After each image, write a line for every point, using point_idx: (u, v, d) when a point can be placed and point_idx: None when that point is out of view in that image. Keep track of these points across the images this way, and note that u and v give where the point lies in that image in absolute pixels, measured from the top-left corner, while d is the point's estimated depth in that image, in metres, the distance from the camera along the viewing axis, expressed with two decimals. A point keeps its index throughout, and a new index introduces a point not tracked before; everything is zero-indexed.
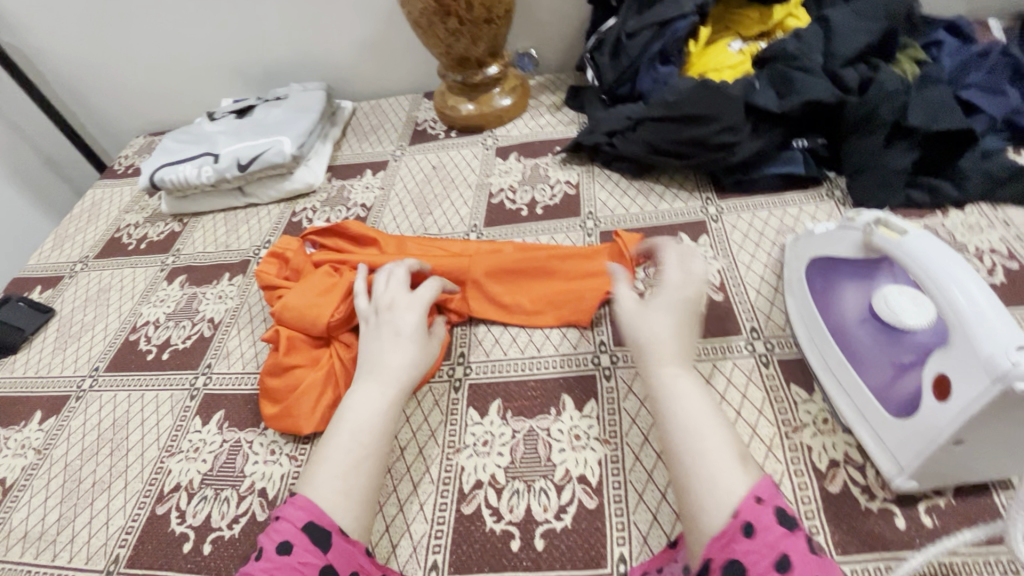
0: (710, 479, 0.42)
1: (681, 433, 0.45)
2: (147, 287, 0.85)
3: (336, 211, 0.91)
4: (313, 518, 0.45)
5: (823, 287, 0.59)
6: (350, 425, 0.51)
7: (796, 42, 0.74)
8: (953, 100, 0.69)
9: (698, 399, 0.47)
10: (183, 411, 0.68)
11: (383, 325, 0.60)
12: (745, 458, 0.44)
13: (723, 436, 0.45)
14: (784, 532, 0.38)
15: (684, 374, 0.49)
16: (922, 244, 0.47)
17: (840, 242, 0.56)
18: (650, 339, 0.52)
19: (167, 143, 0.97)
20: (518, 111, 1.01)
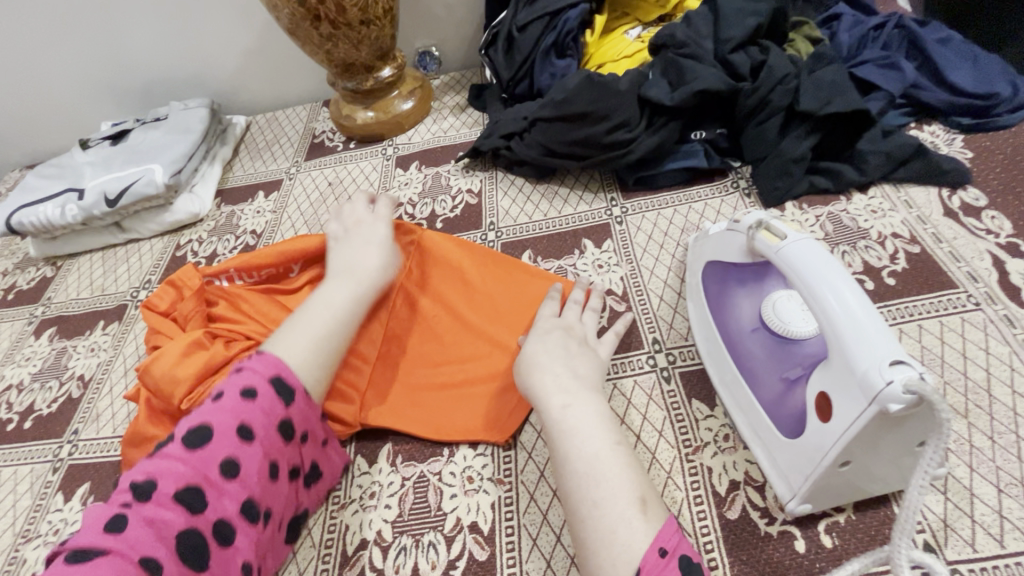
0: (609, 533, 0.39)
1: (581, 479, 0.41)
2: (12, 345, 0.77)
3: (224, 240, 0.84)
4: (281, 373, 0.49)
5: (717, 293, 0.55)
6: (321, 302, 0.56)
7: (685, 28, 0.69)
8: (848, 78, 0.66)
9: (596, 430, 0.44)
10: (44, 487, 0.61)
11: (353, 237, 0.66)
12: (648, 502, 0.40)
13: (624, 480, 0.41)
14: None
15: (577, 405, 0.46)
16: (801, 251, 0.43)
17: (729, 247, 0.52)
18: (535, 368, 0.50)
19: (29, 180, 0.88)
20: (420, 115, 0.94)
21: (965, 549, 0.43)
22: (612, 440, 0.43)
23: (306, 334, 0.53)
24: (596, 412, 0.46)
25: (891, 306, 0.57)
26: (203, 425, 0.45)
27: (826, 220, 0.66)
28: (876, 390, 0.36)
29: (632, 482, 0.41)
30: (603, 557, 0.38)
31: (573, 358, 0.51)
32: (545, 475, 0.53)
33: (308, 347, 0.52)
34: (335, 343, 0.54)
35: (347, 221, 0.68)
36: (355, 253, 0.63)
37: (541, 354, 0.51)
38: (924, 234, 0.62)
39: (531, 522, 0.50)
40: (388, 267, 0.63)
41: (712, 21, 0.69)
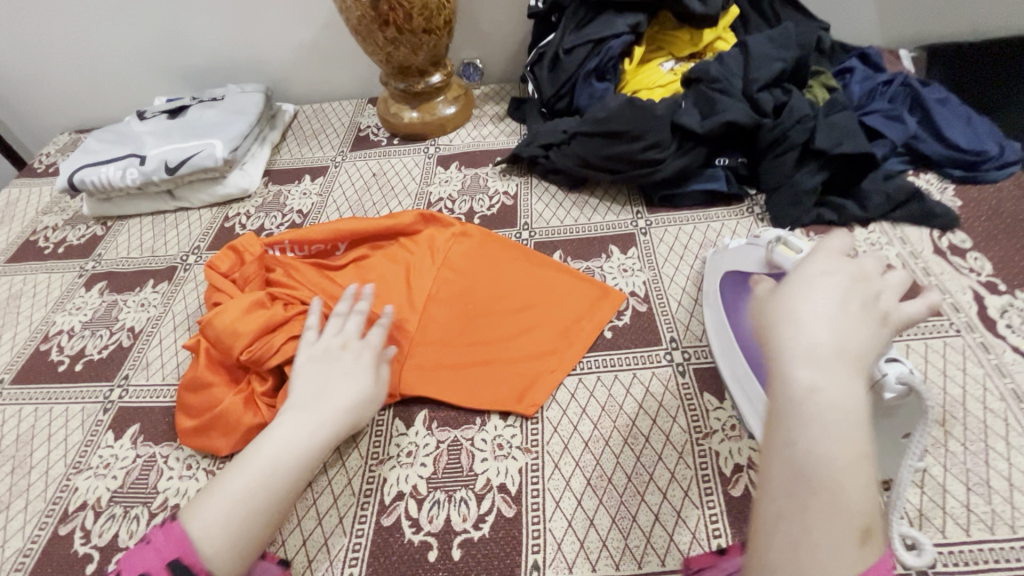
0: (795, 555, 0.27)
1: (789, 475, 0.29)
2: (62, 294, 0.81)
3: (271, 216, 0.89)
4: (179, 555, 0.42)
5: (733, 301, 0.62)
6: (261, 460, 0.48)
7: (717, 66, 0.77)
8: (858, 125, 0.74)
9: (856, 428, 0.29)
10: (95, 425, 0.65)
11: (332, 362, 0.57)
12: (874, 532, 0.27)
13: (852, 499, 0.28)
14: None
15: (830, 388, 0.29)
16: (833, 258, 0.35)
17: (748, 258, 0.62)
18: (790, 320, 0.32)
19: (89, 143, 0.93)
20: (461, 120, 1.01)
21: (937, 534, 0.49)
22: (865, 444, 0.28)
23: (226, 513, 0.45)
24: (857, 407, 0.29)
25: None
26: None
27: None
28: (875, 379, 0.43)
29: (868, 498, 0.28)
30: (774, 566, 0.28)
31: (847, 326, 0.31)
32: (569, 447, 0.58)
33: (227, 529, 0.44)
34: (262, 518, 0.46)
35: (331, 342, 0.58)
36: (324, 386, 0.54)
37: (805, 306, 0.32)
38: (916, 267, 0.70)
39: (555, 487, 0.56)
40: (358, 404, 0.54)
41: (742, 62, 0.77)
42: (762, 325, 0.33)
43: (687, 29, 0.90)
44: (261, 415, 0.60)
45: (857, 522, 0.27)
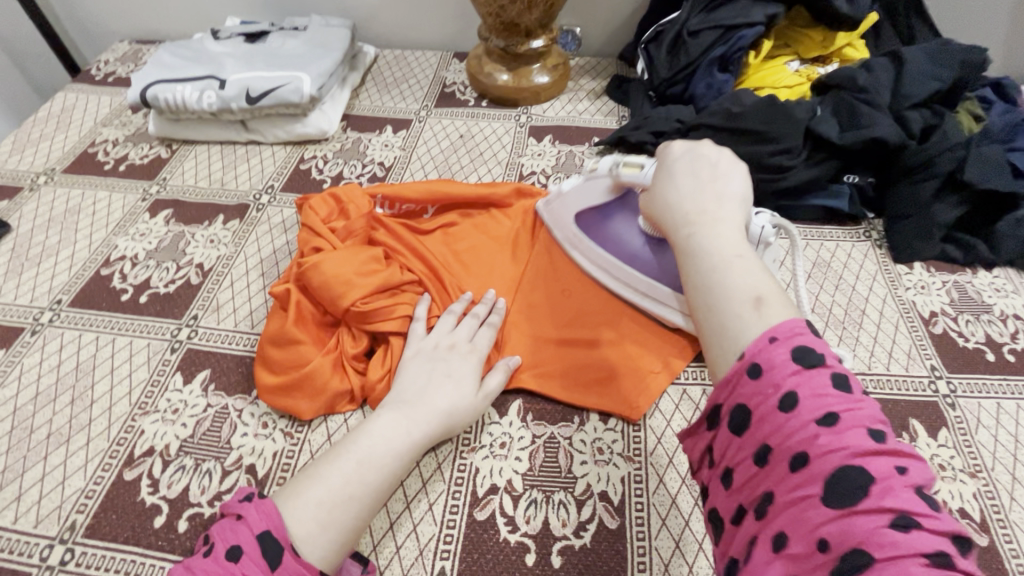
0: (719, 326, 0.37)
1: (696, 287, 0.40)
2: (124, 217, 0.75)
3: (350, 164, 0.83)
4: (270, 527, 0.40)
5: (594, 233, 0.67)
6: (360, 448, 0.47)
7: (866, 75, 0.73)
8: (1005, 162, 0.69)
9: (724, 239, 0.41)
10: (162, 365, 0.60)
11: (439, 361, 0.55)
12: (767, 299, 0.37)
13: (736, 280, 0.38)
14: (798, 370, 0.32)
15: (699, 232, 0.42)
16: (679, 152, 0.50)
17: (591, 194, 0.65)
18: (663, 210, 0.47)
19: (163, 57, 0.87)
20: (556, 91, 0.95)
21: None
22: (740, 250, 0.40)
23: (319, 495, 0.43)
24: (725, 232, 0.42)
25: (1009, 380, 0.60)
26: (234, 547, 0.39)
27: (952, 287, 0.68)
28: (760, 233, 0.55)
29: (757, 281, 0.38)
30: (715, 346, 0.37)
31: (705, 186, 0.46)
32: (674, 462, 0.54)
33: (318, 516, 0.42)
34: (353, 511, 0.44)
35: (439, 339, 0.57)
36: (428, 384, 0.53)
37: (673, 194, 0.47)
38: None
39: (661, 503, 0.52)
40: (457, 409, 0.52)
41: (893, 73, 0.73)
42: (658, 216, 0.48)
43: (821, 29, 0.83)
44: (348, 381, 0.56)
45: (747, 294, 0.37)
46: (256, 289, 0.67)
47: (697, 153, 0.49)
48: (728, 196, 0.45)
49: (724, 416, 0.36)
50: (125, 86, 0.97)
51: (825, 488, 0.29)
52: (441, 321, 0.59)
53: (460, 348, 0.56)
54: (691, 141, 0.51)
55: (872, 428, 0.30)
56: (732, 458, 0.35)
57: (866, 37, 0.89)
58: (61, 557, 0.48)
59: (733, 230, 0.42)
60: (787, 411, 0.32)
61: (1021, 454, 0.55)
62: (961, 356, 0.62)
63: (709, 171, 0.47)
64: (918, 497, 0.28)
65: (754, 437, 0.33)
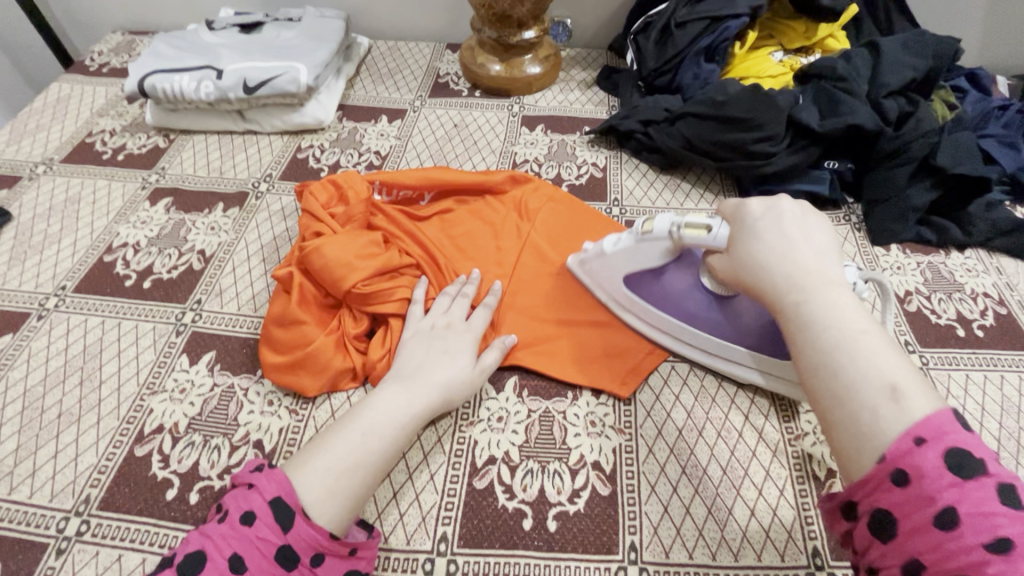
0: (850, 418, 0.35)
1: (816, 370, 0.37)
2: (125, 206, 0.76)
3: (347, 153, 0.85)
4: (281, 494, 0.43)
5: (651, 295, 0.62)
6: (364, 421, 0.49)
7: (845, 65, 0.76)
8: (977, 148, 0.72)
9: (842, 312, 0.39)
10: (168, 347, 0.62)
11: (436, 340, 0.57)
12: (904, 388, 0.35)
13: (866, 366, 0.36)
14: (956, 482, 0.31)
15: (810, 301, 0.40)
16: (761, 211, 0.48)
17: (645, 256, 0.60)
18: (755, 270, 0.45)
19: (159, 47, 0.87)
20: (547, 82, 0.97)
21: None
22: (862, 325, 0.38)
23: (327, 464, 0.46)
24: (841, 304, 0.39)
25: (978, 354, 0.64)
26: (248, 512, 0.42)
27: (926, 268, 0.72)
28: (852, 290, 0.49)
29: (889, 366, 0.36)
30: (844, 437, 0.35)
31: (801, 248, 0.44)
32: (663, 433, 0.57)
33: (327, 482, 0.45)
34: (359, 477, 0.46)
35: (436, 320, 0.59)
36: (427, 361, 0.55)
37: (765, 255, 0.45)
38: (1011, 299, 0.69)
39: (650, 470, 0.55)
40: (456, 384, 0.54)
41: (871, 63, 0.76)
42: (741, 273, 0.47)
43: (803, 21, 0.86)
44: (350, 359, 0.59)
45: (881, 382, 0.35)
46: (258, 274, 0.69)
47: (777, 212, 0.47)
48: (824, 256, 0.44)
49: (861, 515, 0.34)
50: (119, 76, 0.97)
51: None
52: (438, 302, 0.61)
53: (456, 328, 0.59)
54: (769, 197, 0.49)
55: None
56: (876, 559, 0.33)
57: (847, 29, 0.92)
58: (77, 528, 0.50)
59: (845, 297, 0.40)
60: (945, 527, 0.30)
61: (987, 421, 0.59)
62: (934, 332, 0.66)
63: (798, 228, 0.45)
64: None
65: (899, 545, 0.32)
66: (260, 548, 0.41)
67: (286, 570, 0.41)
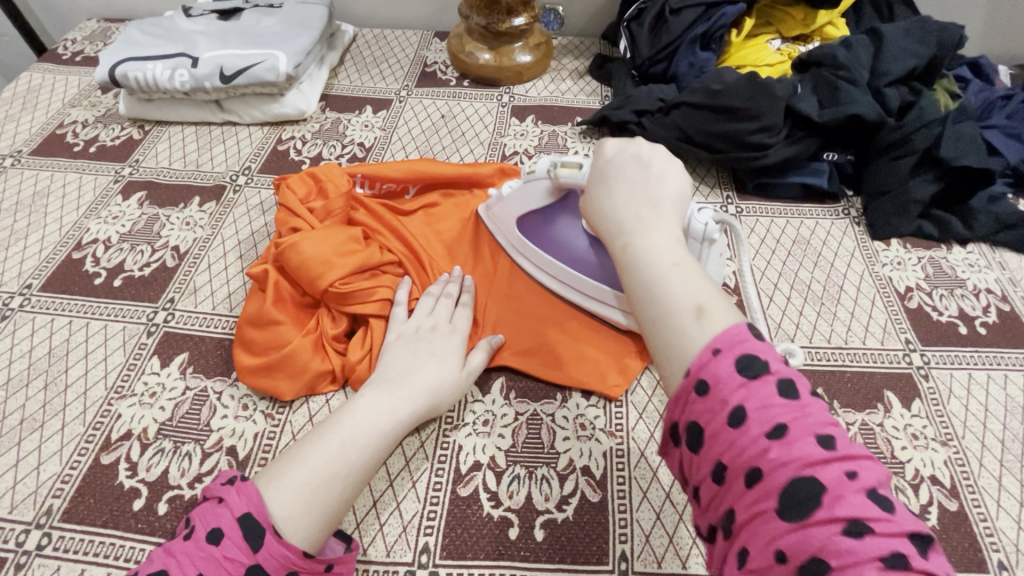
0: (666, 342, 0.36)
1: (642, 300, 0.39)
2: (96, 200, 0.73)
3: (330, 145, 0.81)
4: (251, 510, 0.40)
5: (540, 240, 0.62)
6: (344, 429, 0.47)
7: (845, 52, 0.73)
8: (980, 139, 0.70)
9: (664, 246, 0.40)
10: (138, 349, 0.59)
11: (421, 342, 0.55)
12: (708, 309, 0.36)
13: (676, 291, 0.37)
14: (743, 384, 0.32)
15: (635, 240, 0.42)
16: (611, 156, 0.49)
17: (530, 200, 0.61)
18: (599, 217, 0.47)
19: (132, 34, 0.84)
20: (538, 71, 0.93)
21: None
22: (677, 257, 0.40)
23: (303, 475, 0.43)
24: (662, 239, 0.41)
25: (980, 352, 0.62)
26: (215, 530, 0.39)
27: (927, 263, 0.70)
28: (703, 230, 0.50)
29: (699, 290, 0.37)
30: (663, 361, 0.36)
31: (637, 189, 0.45)
32: (655, 437, 0.55)
33: (302, 495, 0.42)
34: (338, 490, 0.44)
35: (421, 322, 0.57)
36: (412, 364, 0.53)
37: (606, 201, 0.46)
38: (1014, 295, 0.67)
39: (642, 476, 0.52)
40: (441, 387, 0.52)
41: (872, 50, 0.73)
42: (593, 222, 0.48)
43: (802, 8, 0.83)
44: (329, 362, 0.56)
45: (688, 305, 0.36)
46: (234, 271, 0.66)
47: (625, 156, 0.48)
48: (660, 197, 0.45)
49: (680, 434, 0.34)
50: (93, 65, 0.93)
51: (780, 502, 0.29)
52: (422, 303, 0.58)
53: (443, 329, 0.56)
54: (620, 142, 0.50)
55: (820, 434, 0.30)
56: (695, 475, 0.33)
57: (846, 16, 0.89)
58: (38, 542, 0.47)
59: (668, 233, 0.42)
60: (736, 428, 0.31)
61: (990, 422, 0.57)
62: (935, 329, 0.64)
63: (641, 171, 0.47)
64: (873, 502, 0.28)
65: (707, 455, 0.32)
66: (226, 569, 0.38)
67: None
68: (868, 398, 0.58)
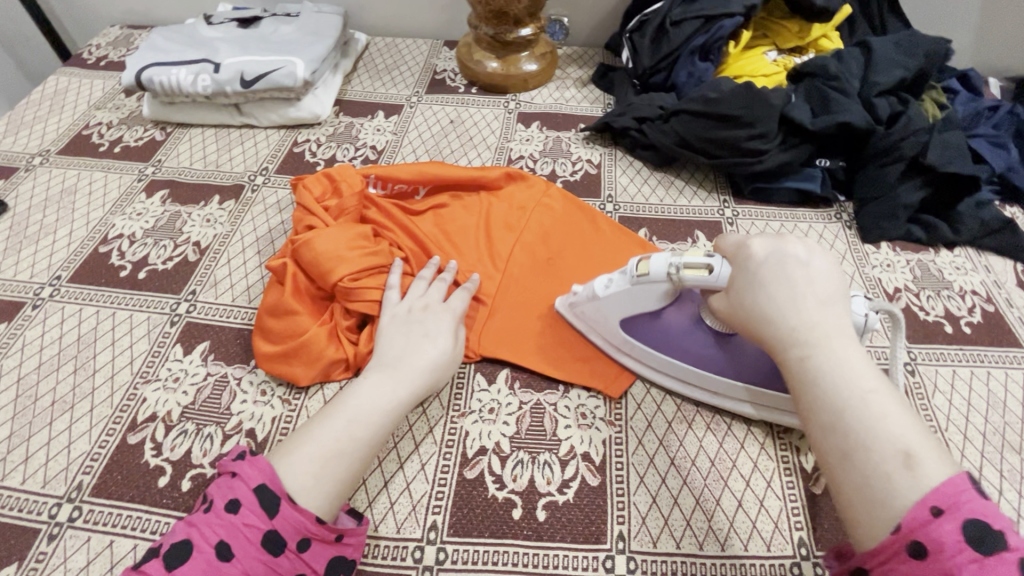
0: (863, 486, 0.35)
1: (826, 428, 0.37)
2: (121, 197, 0.77)
3: (344, 148, 0.85)
4: (266, 481, 0.43)
5: (654, 339, 0.58)
6: (348, 410, 0.49)
7: (837, 64, 0.76)
8: (966, 147, 0.73)
9: (850, 369, 0.39)
10: (162, 337, 0.62)
11: (414, 323, 0.58)
12: (917, 453, 0.34)
13: (878, 429, 0.36)
14: (976, 558, 0.30)
15: (815, 356, 0.40)
16: (763, 255, 0.47)
17: (640, 301, 0.57)
18: (758, 319, 0.44)
19: (156, 41, 0.88)
20: (544, 79, 0.97)
21: None
22: (871, 383, 0.38)
23: (311, 453, 0.46)
24: (849, 361, 0.39)
25: (965, 350, 0.65)
26: (232, 501, 0.42)
27: (915, 266, 0.72)
28: (864, 322, 0.48)
29: (901, 429, 0.35)
30: (857, 504, 0.35)
31: (798, 293, 0.43)
32: (652, 426, 0.58)
33: (313, 470, 0.45)
34: (344, 463, 0.46)
35: (413, 303, 0.59)
36: (408, 346, 0.55)
37: (768, 303, 0.44)
38: (999, 297, 0.69)
39: (639, 462, 0.55)
40: (438, 365, 0.55)
41: (863, 62, 0.77)
42: (743, 321, 0.46)
43: (797, 20, 0.87)
44: (343, 350, 0.59)
45: (896, 449, 0.35)
46: (253, 265, 0.69)
47: (778, 259, 0.46)
48: (825, 302, 0.43)
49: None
50: (117, 69, 0.97)
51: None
52: (414, 286, 0.61)
53: (437, 312, 0.59)
54: (769, 237, 0.48)
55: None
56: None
57: (840, 30, 0.93)
58: (69, 514, 0.50)
59: (852, 350, 0.40)
60: None
61: (973, 416, 0.59)
62: (922, 328, 0.67)
63: (803, 273, 0.45)
64: None
65: None
66: (244, 534, 0.41)
67: (272, 556, 0.41)
68: None
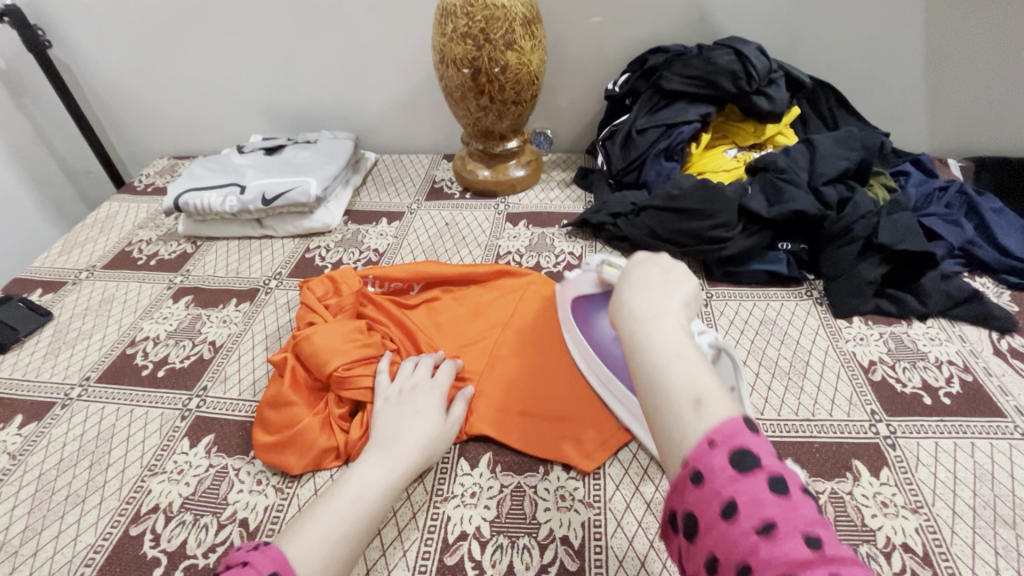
0: (667, 430, 0.41)
1: (643, 388, 0.44)
2: (150, 304, 0.86)
3: (350, 252, 0.95)
4: (278, 568, 0.43)
5: (581, 321, 0.71)
6: (349, 488, 0.52)
7: (785, 158, 0.85)
8: (918, 226, 0.78)
9: (670, 338, 0.45)
10: (172, 431, 0.68)
11: (405, 403, 0.62)
12: (705, 399, 0.41)
13: (678, 382, 0.42)
14: (736, 477, 0.36)
15: (640, 329, 0.47)
16: (636, 262, 0.55)
17: (584, 283, 0.69)
18: (615, 307, 0.52)
19: (195, 170, 1.03)
20: (530, 182, 1.08)
21: None
22: (681, 350, 0.45)
23: (320, 535, 0.48)
24: (666, 331, 0.46)
25: (947, 422, 0.65)
26: None
27: (889, 338, 0.75)
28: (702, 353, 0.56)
29: (698, 383, 0.42)
30: (665, 448, 0.41)
31: (651, 286, 0.51)
32: (631, 506, 0.59)
33: (324, 548, 0.47)
34: (353, 540, 0.49)
35: (403, 384, 0.64)
36: (401, 424, 0.60)
37: (624, 293, 0.52)
38: (977, 366, 0.71)
39: (618, 545, 0.55)
40: (431, 442, 0.59)
41: (809, 156, 0.85)
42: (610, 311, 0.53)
43: (751, 122, 0.97)
44: (335, 438, 0.63)
45: (688, 397, 0.41)
46: (260, 361, 0.76)
47: (647, 268, 0.54)
48: (670, 295, 0.50)
49: (679, 522, 0.38)
50: (161, 195, 1.13)
51: None
52: (403, 367, 0.67)
53: (427, 390, 0.64)
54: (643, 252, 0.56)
55: (807, 532, 0.33)
56: (694, 566, 0.37)
57: (794, 127, 1.03)
58: None
59: (674, 325, 0.47)
60: (729, 519, 0.35)
61: (960, 489, 0.59)
62: (900, 400, 0.68)
63: (660, 275, 0.53)
64: None
65: (704, 544, 0.36)
66: None
67: None
68: (837, 467, 0.61)
